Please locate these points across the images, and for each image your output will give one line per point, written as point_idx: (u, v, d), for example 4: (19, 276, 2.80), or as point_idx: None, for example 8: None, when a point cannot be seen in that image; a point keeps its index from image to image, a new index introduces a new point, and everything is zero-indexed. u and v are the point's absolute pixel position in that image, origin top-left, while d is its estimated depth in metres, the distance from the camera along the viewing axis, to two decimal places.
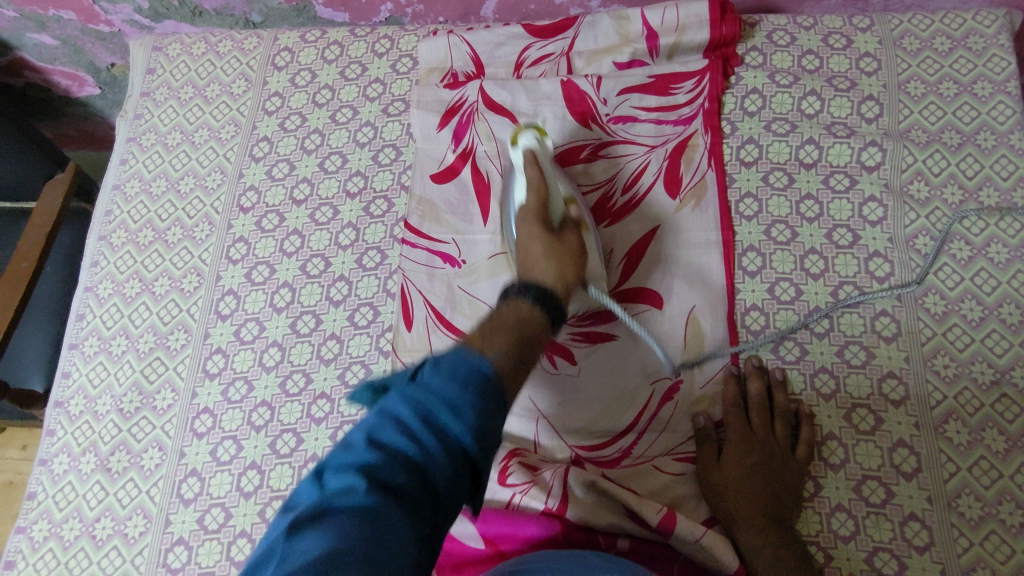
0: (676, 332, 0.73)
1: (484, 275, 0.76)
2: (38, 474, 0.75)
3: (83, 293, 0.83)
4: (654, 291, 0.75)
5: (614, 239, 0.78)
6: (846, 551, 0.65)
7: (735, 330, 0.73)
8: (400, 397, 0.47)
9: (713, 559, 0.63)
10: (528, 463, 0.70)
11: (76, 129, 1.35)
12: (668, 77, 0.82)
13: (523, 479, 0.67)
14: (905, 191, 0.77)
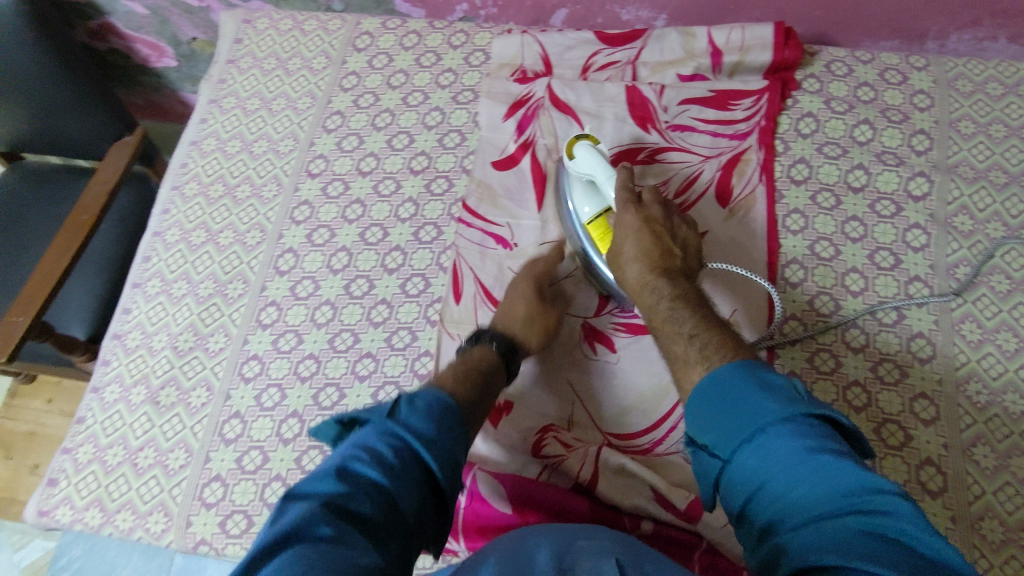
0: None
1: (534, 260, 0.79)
2: (90, 400, 0.78)
3: (151, 237, 0.87)
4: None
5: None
6: None
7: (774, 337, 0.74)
8: (378, 433, 0.52)
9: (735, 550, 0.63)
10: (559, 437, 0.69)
11: (147, 98, 1.42)
12: (728, 94, 0.86)
13: (553, 456, 0.68)
14: (950, 222, 0.79)
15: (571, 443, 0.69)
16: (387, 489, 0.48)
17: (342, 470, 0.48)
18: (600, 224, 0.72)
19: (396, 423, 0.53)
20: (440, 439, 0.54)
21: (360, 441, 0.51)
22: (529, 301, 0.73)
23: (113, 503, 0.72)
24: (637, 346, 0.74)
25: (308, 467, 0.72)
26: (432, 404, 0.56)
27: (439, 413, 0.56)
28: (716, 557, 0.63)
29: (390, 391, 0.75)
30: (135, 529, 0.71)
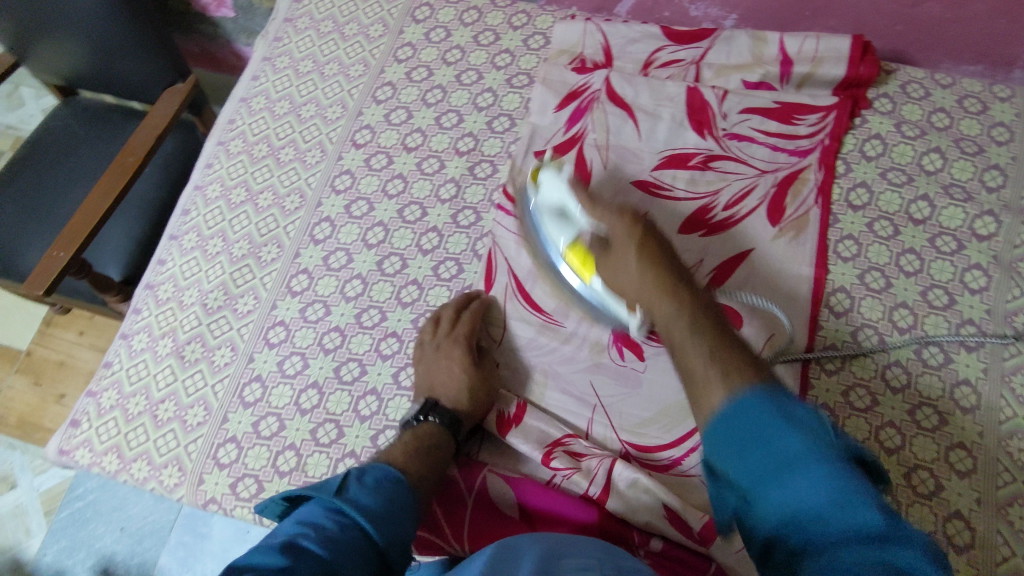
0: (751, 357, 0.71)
1: None
2: (119, 347, 0.80)
3: (192, 191, 0.87)
4: (735, 310, 0.73)
5: (706, 251, 0.76)
6: None
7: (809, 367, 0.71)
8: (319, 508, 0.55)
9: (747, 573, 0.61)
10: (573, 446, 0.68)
11: (202, 46, 1.42)
12: (793, 107, 0.82)
13: (567, 463, 0.66)
14: (1014, 267, 0.74)
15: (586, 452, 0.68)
16: (333, 556, 0.50)
17: (294, 536, 0.51)
18: (579, 250, 0.71)
19: (344, 499, 0.56)
20: (393, 516, 0.57)
21: (303, 519, 0.53)
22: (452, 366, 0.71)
23: (130, 452, 0.73)
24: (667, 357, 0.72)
25: (322, 440, 0.71)
26: (381, 481, 0.59)
27: (385, 490, 0.58)
28: None
29: (412, 373, 0.74)
30: (149, 480, 0.72)
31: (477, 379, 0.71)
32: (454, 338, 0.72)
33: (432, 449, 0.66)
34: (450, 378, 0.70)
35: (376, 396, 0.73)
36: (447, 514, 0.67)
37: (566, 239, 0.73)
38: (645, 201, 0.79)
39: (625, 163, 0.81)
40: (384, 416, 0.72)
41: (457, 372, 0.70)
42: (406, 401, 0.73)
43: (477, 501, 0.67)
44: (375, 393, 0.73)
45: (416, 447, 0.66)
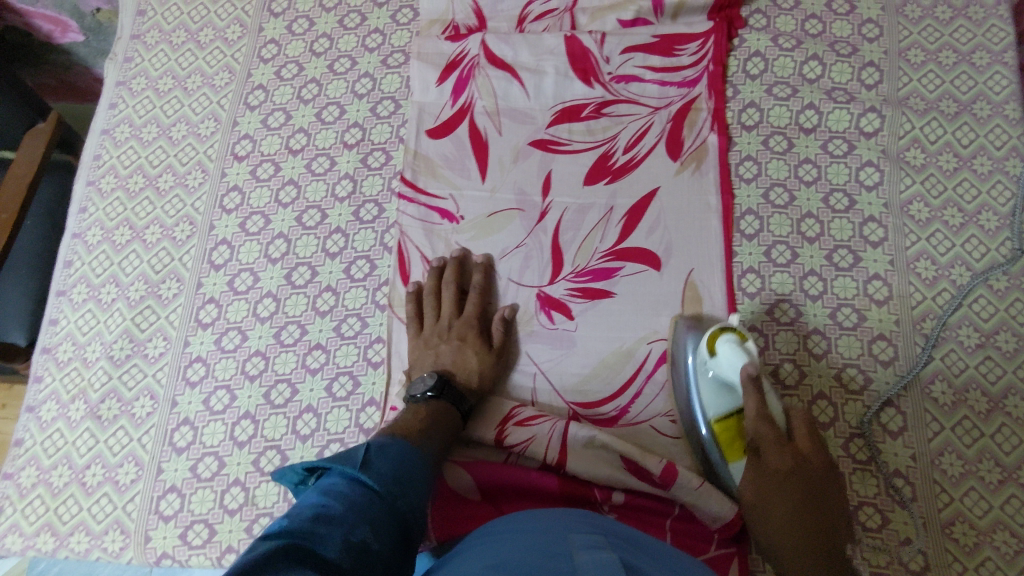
0: (675, 293, 0.72)
1: (483, 232, 0.76)
2: (26, 421, 0.74)
3: (71, 240, 0.81)
4: (652, 251, 0.74)
5: (614, 198, 0.76)
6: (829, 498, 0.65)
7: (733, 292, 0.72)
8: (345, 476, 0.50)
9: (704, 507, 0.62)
10: (520, 415, 0.68)
11: (56, 78, 1.31)
12: (673, 38, 0.81)
13: (522, 437, 0.66)
14: (902, 157, 0.77)
15: (534, 419, 0.67)
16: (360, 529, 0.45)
17: (315, 510, 0.45)
18: (728, 426, 0.64)
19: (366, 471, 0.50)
20: (413, 488, 0.52)
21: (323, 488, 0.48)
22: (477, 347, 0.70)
23: (64, 526, 0.69)
24: (593, 312, 0.72)
25: (267, 469, 0.69)
26: (400, 456, 0.54)
27: (405, 462, 0.53)
28: (687, 522, 0.64)
29: (345, 382, 0.72)
30: (91, 550, 0.68)
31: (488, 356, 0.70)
32: (465, 322, 0.71)
33: (447, 420, 0.63)
34: (470, 359, 0.69)
35: (313, 413, 0.71)
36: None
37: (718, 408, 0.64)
38: (546, 159, 0.78)
39: (518, 125, 0.79)
40: (325, 431, 0.70)
41: (478, 354, 0.69)
42: (345, 412, 0.71)
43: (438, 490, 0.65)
44: (312, 410, 0.71)
45: (434, 415, 0.63)
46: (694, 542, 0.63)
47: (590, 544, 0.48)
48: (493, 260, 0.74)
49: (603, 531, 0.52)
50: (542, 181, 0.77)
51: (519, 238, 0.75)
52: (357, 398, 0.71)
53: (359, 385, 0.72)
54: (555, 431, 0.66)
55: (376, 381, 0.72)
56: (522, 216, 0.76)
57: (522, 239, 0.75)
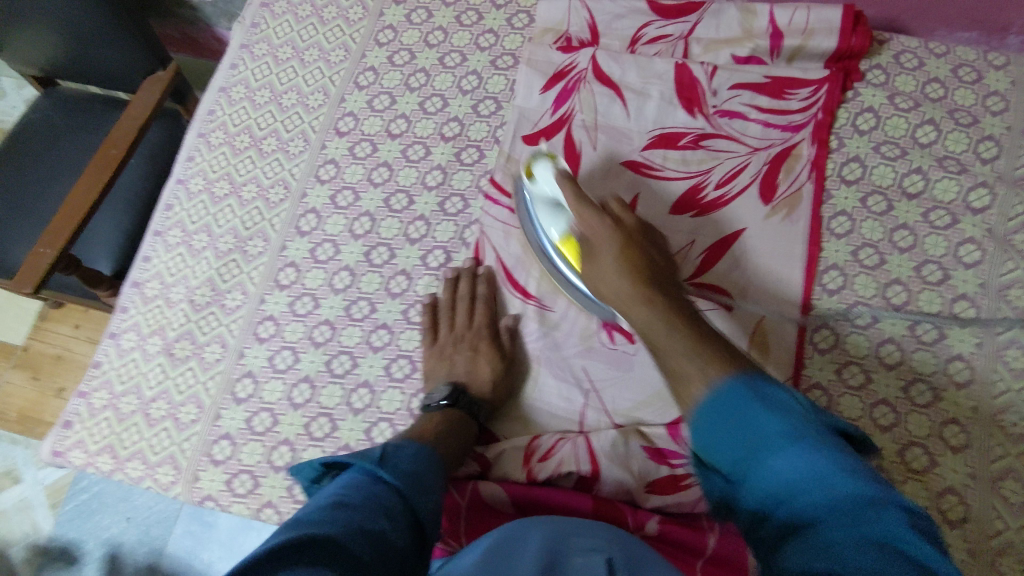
0: (742, 338, 0.71)
1: None
2: (106, 346, 0.79)
3: (174, 185, 0.86)
4: (726, 292, 0.73)
5: (697, 232, 0.75)
6: None
7: (802, 346, 0.71)
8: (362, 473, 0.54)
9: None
10: (540, 448, 0.68)
11: (181, 32, 1.38)
12: (785, 81, 0.80)
13: (551, 442, 0.68)
14: (1009, 239, 0.73)
15: (554, 447, 0.68)
16: (373, 525, 0.48)
17: (334, 503, 0.48)
18: (570, 242, 0.69)
19: (383, 467, 0.54)
20: (425, 485, 0.55)
21: (352, 483, 0.52)
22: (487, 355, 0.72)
23: (124, 451, 0.73)
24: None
25: (316, 434, 0.71)
26: (415, 455, 0.58)
27: (421, 461, 0.57)
28: (719, 565, 0.63)
29: (404, 364, 0.74)
30: (144, 478, 0.72)
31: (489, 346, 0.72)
32: (474, 332, 0.72)
33: (460, 428, 0.66)
34: (478, 372, 0.71)
35: (369, 389, 0.73)
36: (441, 518, 0.66)
37: (556, 227, 0.71)
38: (636, 182, 0.78)
39: (614, 144, 0.80)
40: (377, 408, 0.72)
41: (490, 367, 0.71)
42: (399, 393, 0.72)
43: (471, 501, 0.66)
44: (368, 385, 0.73)
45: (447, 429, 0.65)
46: None
47: (590, 548, 0.49)
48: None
49: (609, 535, 0.53)
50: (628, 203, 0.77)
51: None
52: (413, 383, 0.73)
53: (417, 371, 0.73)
54: (578, 449, 0.67)
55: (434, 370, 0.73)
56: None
57: None
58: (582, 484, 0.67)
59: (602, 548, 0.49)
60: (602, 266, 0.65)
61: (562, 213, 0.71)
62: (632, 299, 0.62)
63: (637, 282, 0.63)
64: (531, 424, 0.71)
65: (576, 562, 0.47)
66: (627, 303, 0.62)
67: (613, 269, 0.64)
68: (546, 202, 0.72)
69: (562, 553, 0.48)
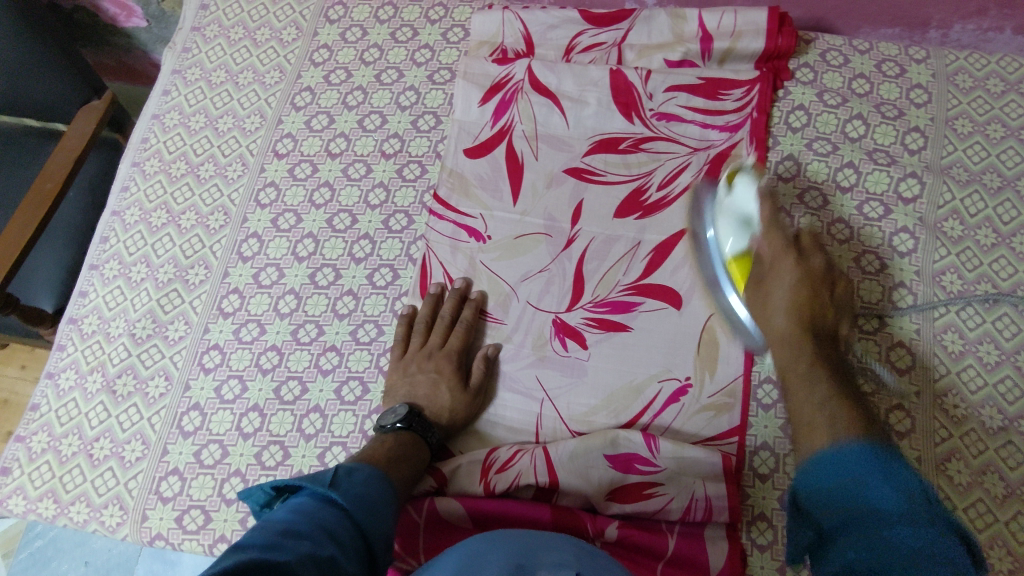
0: (692, 335, 0.72)
1: (508, 252, 0.76)
2: (44, 387, 0.76)
3: (110, 217, 0.84)
4: (675, 291, 0.73)
5: (642, 233, 0.76)
6: None
7: None
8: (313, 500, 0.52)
9: (696, 513, 0.64)
10: (498, 460, 0.68)
11: (115, 59, 1.36)
12: (718, 82, 0.81)
13: (508, 452, 0.68)
14: (939, 227, 0.76)
15: (512, 458, 0.67)
16: (322, 552, 0.47)
17: (282, 528, 0.47)
18: (743, 263, 0.68)
19: (335, 491, 0.54)
20: (376, 510, 0.55)
21: (303, 507, 0.51)
22: (447, 377, 0.70)
23: (67, 495, 0.71)
24: (607, 346, 0.72)
25: (268, 464, 0.70)
26: (369, 479, 0.57)
27: (373, 486, 0.57)
28: (679, 567, 0.63)
29: (354, 387, 0.73)
30: (90, 522, 0.70)
31: (455, 370, 0.70)
32: (445, 354, 0.71)
33: (413, 455, 0.65)
34: (437, 395, 0.69)
35: (320, 413, 0.71)
36: (400, 538, 0.65)
37: (733, 246, 0.68)
38: (579, 187, 0.78)
39: (555, 151, 0.80)
40: (329, 433, 0.71)
41: (451, 392, 0.69)
42: (351, 416, 0.71)
43: (429, 519, 0.65)
44: (318, 410, 0.72)
45: (401, 454, 0.64)
46: None
47: (558, 566, 0.48)
48: (514, 282, 0.75)
49: (576, 550, 0.52)
50: (572, 209, 0.78)
51: (542, 263, 0.75)
52: (364, 405, 0.72)
53: (367, 392, 0.72)
54: (536, 461, 0.67)
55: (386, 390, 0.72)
56: (549, 242, 0.76)
57: (546, 263, 0.75)
58: (542, 493, 0.67)
59: (570, 564, 0.49)
60: (782, 277, 0.65)
61: (747, 236, 0.68)
62: (800, 343, 0.61)
63: (781, 331, 0.63)
64: (488, 438, 0.70)
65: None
66: (772, 310, 0.64)
67: (779, 329, 0.63)
68: (733, 221, 0.68)
69: (530, 571, 0.47)
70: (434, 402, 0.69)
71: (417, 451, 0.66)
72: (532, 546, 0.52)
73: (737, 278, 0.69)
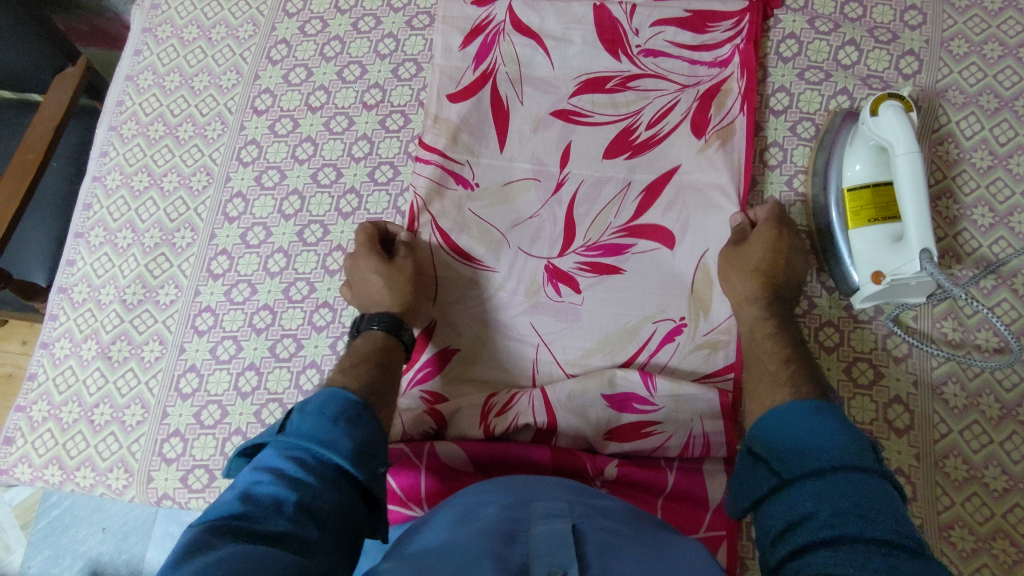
0: (687, 274, 0.71)
1: (497, 200, 0.75)
2: (40, 356, 0.76)
3: (91, 183, 0.82)
4: (669, 230, 0.72)
5: (633, 172, 0.74)
6: None
7: None
8: (275, 448, 0.51)
9: (693, 445, 0.65)
10: (497, 404, 0.68)
11: (87, 23, 1.31)
12: (705, 14, 0.78)
13: (507, 396, 0.69)
14: (934, 152, 0.74)
15: (511, 401, 0.68)
16: (286, 502, 0.47)
17: (242, 492, 0.47)
18: (857, 198, 0.68)
19: (289, 434, 0.52)
20: (340, 430, 0.52)
21: (263, 464, 0.50)
22: (374, 269, 0.69)
23: (72, 461, 0.71)
24: (601, 291, 0.71)
25: (268, 421, 0.70)
26: (324, 403, 0.54)
27: (332, 409, 0.54)
28: (680, 502, 0.64)
29: None
30: (96, 486, 0.71)
31: (373, 259, 0.70)
32: (360, 255, 0.70)
33: (376, 349, 0.64)
34: (373, 288, 0.69)
35: (316, 369, 0.72)
36: (400, 483, 0.64)
37: (856, 178, 0.68)
38: (567, 130, 0.76)
39: (541, 94, 0.78)
40: None
41: (379, 276, 0.69)
42: None
43: (430, 464, 0.65)
44: (315, 365, 0.72)
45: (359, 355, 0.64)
46: (687, 522, 0.63)
47: (550, 513, 0.47)
48: (504, 229, 0.74)
49: (573, 499, 0.52)
50: (560, 151, 0.76)
51: (533, 208, 0.74)
52: None
53: None
54: (534, 402, 0.67)
55: None
56: (538, 186, 0.75)
57: (535, 210, 0.74)
58: (541, 436, 0.68)
59: (565, 514, 0.48)
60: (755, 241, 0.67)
61: (886, 177, 0.67)
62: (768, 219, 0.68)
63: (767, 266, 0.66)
64: (485, 384, 0.71)
65: (536, 528, 0.45)
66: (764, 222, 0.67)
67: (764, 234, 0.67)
68: (872, 146, 0.68)
69: (522, 524, 0.46)
70: (374, 297, 0.69)
71: (376, 345, 0.65)
72: (524, 498, 0.51)
73: (849, 208, 0.68)
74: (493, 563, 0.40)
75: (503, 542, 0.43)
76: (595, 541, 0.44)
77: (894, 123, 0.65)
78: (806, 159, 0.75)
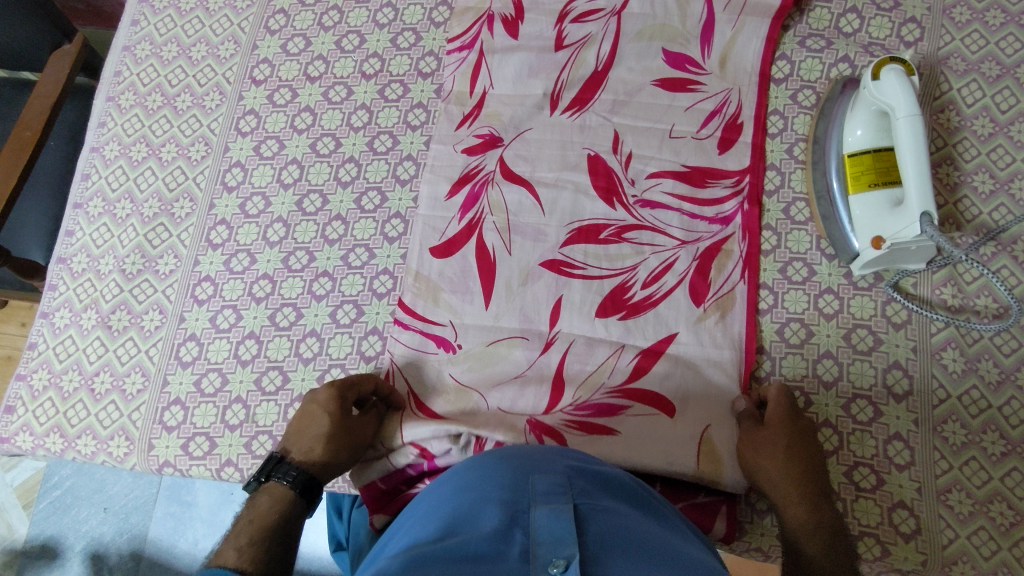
0: (691, 443, 0.63)
1: (479, 362, 0.68)
2: (40, 326, 0.76)
3: (89, 154, 0.82)
4: (667, 397, 0.65)
5: (626, 336, 0.68)
6: (826, 397, 0.67)
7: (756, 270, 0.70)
8: None
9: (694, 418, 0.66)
10: None
11: (84, 2, 1.31)
12: (705, 170, 0.73)
13: None
14: (935, 119, 0.74)
15: None
16: None
17: None
18: (858, 164, 0.68)
19: None
20: None
21: None
22: (323, 405, 0.63)
23: (72, 429, 0.71)
24: (590, 448, 0.63)
25: (268, 389, 0.70)
26: None
27: None
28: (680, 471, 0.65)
29: (349, 310, 0.72)
30: (97, 454, 0.71)
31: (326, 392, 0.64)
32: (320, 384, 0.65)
33: (281, 514, 0.59)
34: (316, 427, 0.63)
35: (316, 337, 0.72)
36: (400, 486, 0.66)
37: (856, 145, 0.68)
38: (558, 284, 0.70)
39: (530, 244, 0.71)
40: (327, 356, 0.71)
41: (328, 418, 0.63)
42: (347, 338, 0.71)
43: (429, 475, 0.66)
44: (315, 334, 0.72)
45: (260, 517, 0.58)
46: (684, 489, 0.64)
47: (550, 491, 0.45)
48: (485, 391, 0.67)
49: (571, 471, 0.49)
50: (551, 306, 0.69)
51: (518, 368, 0.68)
52: (360, 327, 0.72)
53: (362, 315, 0.72)
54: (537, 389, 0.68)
55: (380, 311, 0.72)
56: (525, 345, 0.68)
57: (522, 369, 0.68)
58: None
59: (565, 489, 0.45)
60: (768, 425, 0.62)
61: (887, 141, 0.67)
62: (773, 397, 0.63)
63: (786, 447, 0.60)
64: None
65: (536, 509, 0.42)
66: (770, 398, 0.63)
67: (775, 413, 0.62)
68: (874, 111, 0.67)
69: (521, 503, 0.43)
70: (310, 435, 0.63)
71: (277, 511, 0.59)
72: (523, 472, 0.48)
73: (849, 173, 0.68)
74: (490, 565, 0.37)
75: (500, 531, 0.41)
76: (598, 527, 0.42)
77: (896, 86, 0.65)
78: (807, 128, 0.75)
